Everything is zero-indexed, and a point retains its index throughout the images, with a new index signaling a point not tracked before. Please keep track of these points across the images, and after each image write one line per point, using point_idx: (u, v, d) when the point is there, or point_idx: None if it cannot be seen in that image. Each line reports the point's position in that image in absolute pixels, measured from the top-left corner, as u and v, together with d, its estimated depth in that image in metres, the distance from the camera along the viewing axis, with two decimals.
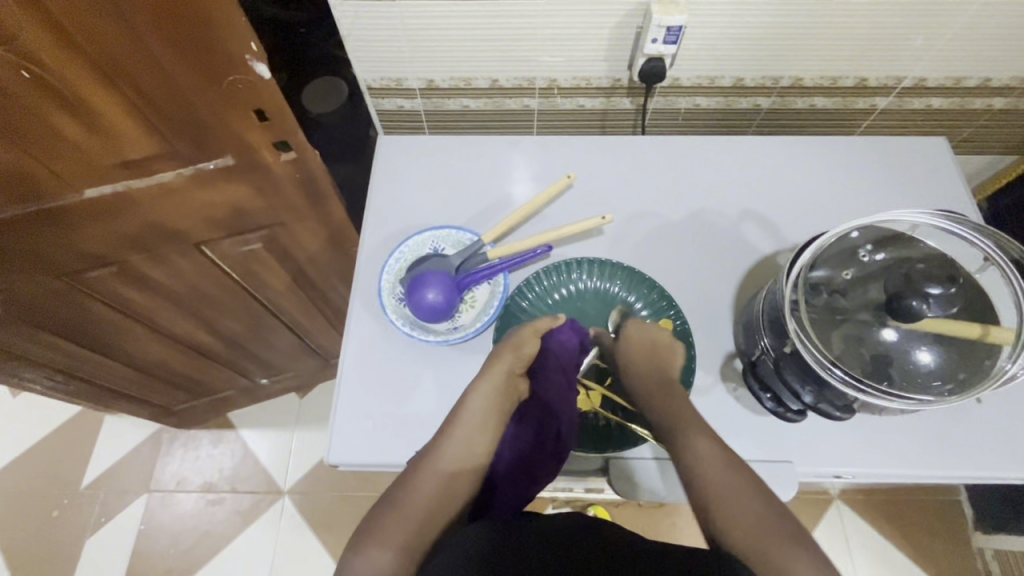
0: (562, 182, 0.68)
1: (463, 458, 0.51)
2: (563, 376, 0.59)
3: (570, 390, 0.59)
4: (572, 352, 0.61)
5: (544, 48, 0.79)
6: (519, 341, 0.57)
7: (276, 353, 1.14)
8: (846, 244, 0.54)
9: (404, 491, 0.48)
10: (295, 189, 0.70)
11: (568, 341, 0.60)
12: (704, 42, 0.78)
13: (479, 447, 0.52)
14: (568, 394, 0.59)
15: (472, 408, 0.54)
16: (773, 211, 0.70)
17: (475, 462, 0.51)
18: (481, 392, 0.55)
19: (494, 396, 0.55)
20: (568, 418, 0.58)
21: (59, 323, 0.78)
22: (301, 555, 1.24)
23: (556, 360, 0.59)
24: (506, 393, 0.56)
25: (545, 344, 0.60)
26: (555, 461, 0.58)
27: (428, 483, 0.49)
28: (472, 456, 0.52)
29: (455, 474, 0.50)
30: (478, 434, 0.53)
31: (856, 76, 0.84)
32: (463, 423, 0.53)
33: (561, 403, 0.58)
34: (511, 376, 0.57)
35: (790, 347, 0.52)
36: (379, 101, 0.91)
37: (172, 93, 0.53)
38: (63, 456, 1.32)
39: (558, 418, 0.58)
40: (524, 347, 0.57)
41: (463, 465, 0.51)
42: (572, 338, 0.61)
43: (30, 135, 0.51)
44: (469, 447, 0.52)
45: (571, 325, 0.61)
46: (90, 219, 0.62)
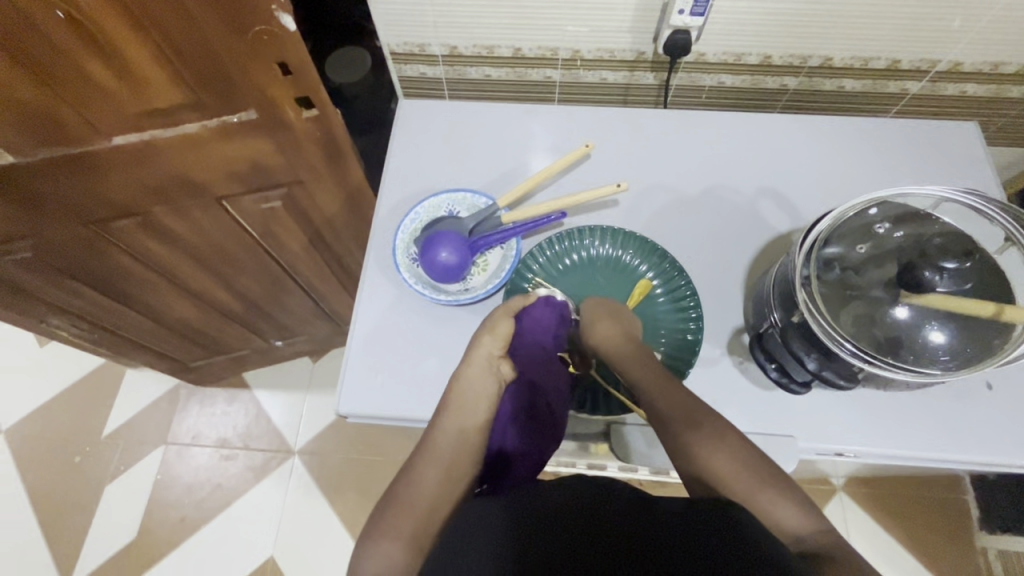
0: (579, 151, 0.68)
1: (459, 442, 0.53)
2: (542, 352, 0.60)
3: (552, 361, 0.61)
4: (550, 325, 0.61)
5: (568, 16, 0.79)
6: (493, 325, 0.59)
7: (292, 315, 1.17)
8: (862, 220, 0.53)
9: (407, 487, 0.50)
10: (315, 147, 0.71)
11: (541, 316, 0.60)
12: (732, 15, 0.76)
13: (474, 431, 0.54)
14: (548, 364, 0.61)
15: (460, 394, 0.56)
16: (793, 190, 0.69)
17: (471, 445, 0.53)
18: (468, 377, 0.56)
19: (481, 381, 0.56)
20: (553, 386, 0.60)
21: (85, 270, 0.81)
22: (309, 513, 1.27)
23: (534, 337, 0.60)
24: (490, 376, 0.57)
25: (518, 323, 0.60)
26: (555, 422, 0.59)
27: (430, 472, 0.51)
28: (467, 439, 0.54)
29: (456, 456, 0.53)
30: (470, 418, 0.55)
31: (888, 58, 0.82)
32: (454, 409, 0.55)
33: (544, 373, 0.60)
34: (493, 358, 0.58)
35: (798, 317, 0.51)
36: (401, 67, 0.91)
37: (198, 41, 0.53)
38: (86, 405, 1.38)
39: (544, 390, 0.60)
40: (500, 328, 0.59)
41: (461, 446, 0.53)
42: (546, 313, 0.61)
43: (61, 76, 0.53)
44: (464, 430, 0.54)
45: (546, 299, 0.61)
46: (117, 166, 0.64)
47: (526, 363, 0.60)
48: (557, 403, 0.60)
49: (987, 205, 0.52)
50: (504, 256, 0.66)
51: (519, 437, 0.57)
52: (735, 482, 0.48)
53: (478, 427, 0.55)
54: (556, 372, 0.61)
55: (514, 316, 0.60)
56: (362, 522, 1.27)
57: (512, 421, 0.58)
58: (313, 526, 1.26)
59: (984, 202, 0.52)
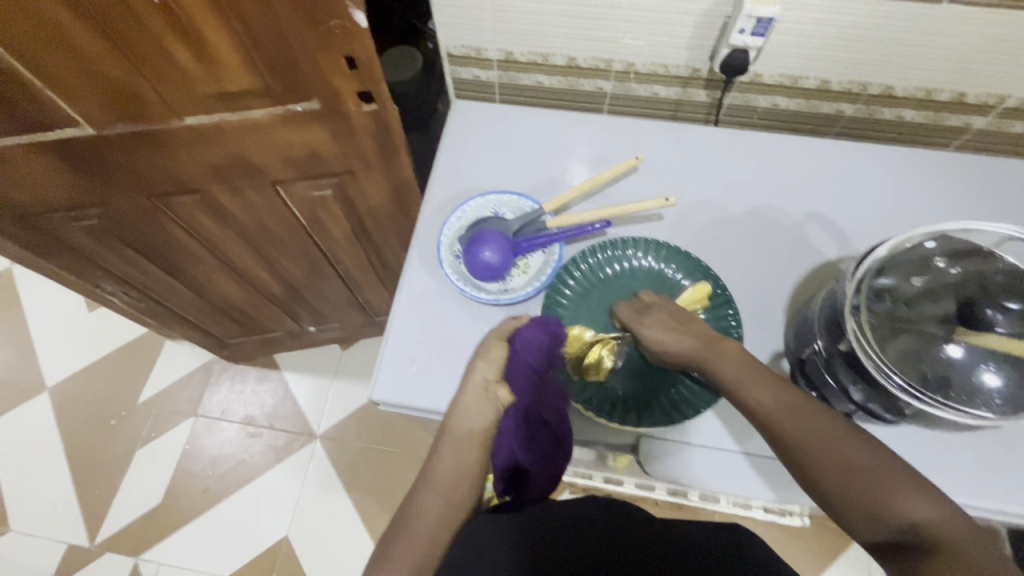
0: (629, 162, 0.68)
1: (456, 470, 0.55)
2: (532, 376, 0.57)
3: (546, 383, 0.57)
4: (541, 347, 0.57)
5: (627, 29, 0.79)
6: (485, 350, 0.59)
7: (327, 302, 1.20)
8: (919, 252, 0.52)
9: (409, 516, 0.53)
10: (370, 140, 0.73)
11: (531, 338, 0.57)
12: (794, 38, 0.75)
13: (470, 459, 0.56)
14: (545, 387, 0.57)
15: (455, 424, 0.56)
16: (846, 218, 0.68)
17: (469, 474, 0.55)
18: (463, 406, 0.57)
19: (475, 409, 0.57)
20: (552, 408, 0.57)
21: (142, 241, 0.85)
22: (325, 496, 1.30)
23: (523, 361, 0.57)
24: (485, 404, 0.57)
25: (512, 347, 0.58)
26: (564, 439, 0.59)
27: (428, 504, 0.53)
28: (464, 467, 0.55)
29: (454, 482, 0.55)
30: (466, 445, 0.56)
31: (953, 91, 0.80)
32: (451, 435, 0.56)
33: (539, 398, 0.57)
34: (488, 384, 0.58)
35: (845, 345, 0.50)
36: (457, 69, 0.93)
37: (275, 34, 0.56)
38: (126, 370, 1.44)
39: (541, 412, 0.57)
40: (491, 353, 0.58)
41: (459, 474, 0.55)
42: (538, 334, 0.57)
43: (145, 56, 0.56)
44: (460, 458, 0.55)
45: (537, 321, 0.58)
46: (185, 143, 0.67)
47: (518, 388, 0.57)
48: (557, 421, 0.58)
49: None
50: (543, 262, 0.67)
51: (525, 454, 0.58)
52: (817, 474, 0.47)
53: (475, 456, 0.56)
54: (553, 395, 0.57)
55: (507, 339, 0.59)
56: (376, 511, 1.29)
57: (515, 439, 0.58)
58: (329, 511, 1.29)
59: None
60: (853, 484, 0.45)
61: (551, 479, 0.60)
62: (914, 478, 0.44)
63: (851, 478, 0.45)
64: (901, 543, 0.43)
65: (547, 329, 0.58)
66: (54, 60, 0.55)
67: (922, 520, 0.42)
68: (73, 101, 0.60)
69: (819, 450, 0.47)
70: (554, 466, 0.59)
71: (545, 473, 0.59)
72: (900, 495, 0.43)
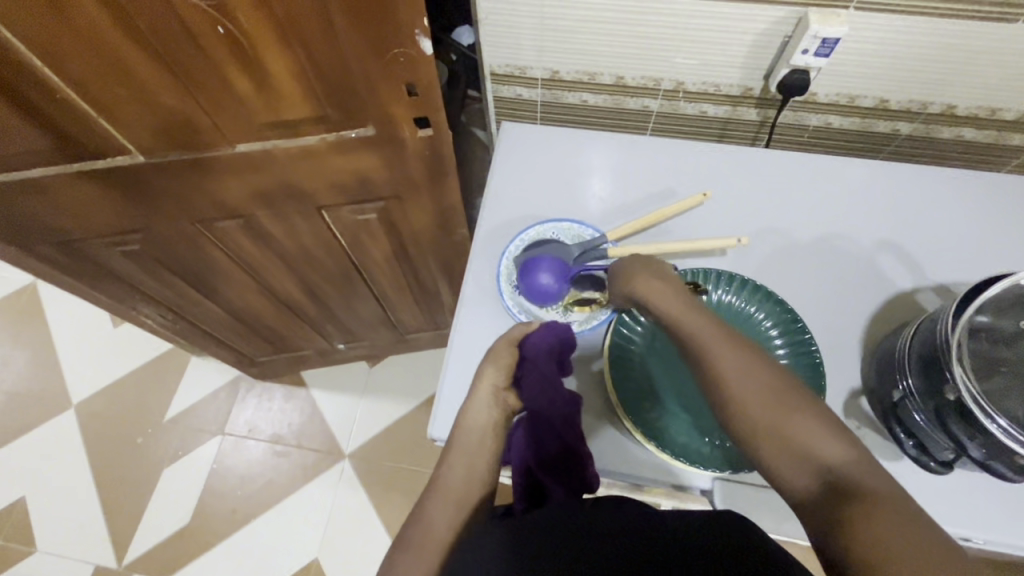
0: (694, 199, 0.66)
1: (466, 475, 0.54)
2: (541, 380, 0.57)
3: (555, 389, 0.58)
4: (549, 351, 0.58)
5: (680, 49, 0.77)
6: (494, 355, 0.59)
7: (359, 321, 1.18)
8: (1015, 290, 0.50)
9: (419, 522, 0.50)
10: (420, 165, 0.71)
11: (542, 343, 0.58)
12: (856, 58, 0.73)
13: (481, 465, 0.55)
14: (548, 391, 0.58)
15: (466, 430, 0.56)
16: (916, 246, 0.65)
17: (479, 478, 0.54)
18: (474, 412, 0.57)
19: (486, 414, 0.57)
20: (561, 412, 0.57)
21: (180, 264, 0.84)
22: (353, 516, 1.28)
23: (534, 367, 0.58)
24: (495, 406, 0.58)
25: (520, 352, 0.59)
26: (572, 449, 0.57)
27: (438, 510, 0.51)
28: (475, 473, 0.54)
29: (466, 485, 0.53)
30: (476, 447, 0.55)
31: (1018, 109, 0.77)
32: (461, 439, 0.56)
33: (546, 402, 0.57)
34: (499, 389, 0.58)
35: (952, 395, 0.47)
36: (499, 87, 0.91)
37: (339, 61, 0.54)
38: (152, 387, 1.43)
39: (549, 417, 0.58)
40: (501, 359, 0.59)
41: (470, 479, 0.54)
42: (544, 339, 0.58)
43: (204, 85, 0.54)
44: (471, 463, 0.55)
45: (546, 326, 0.60)
46: (235, 170, 0.66)
47: (528, 394, 0.58)
48: (566, 429, 0.57)
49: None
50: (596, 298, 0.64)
51: (534, 461, 0.58)
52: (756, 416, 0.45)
53: (486, 459, 0.55)
54: (559, 398, 0.58)
55: (518, 344, 0.60)
56: None
57: (525, 448, 0.60)
58: (358, 532, 1.26)
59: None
60: (772, 424, 0.44)
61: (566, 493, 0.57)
62: (833, 421, 0.44)
63: (774, 417, 0.44)
64: (824, 489, 0.41)
65: (553, 334, 0.59)
66: (112, 88, 0.53)
67: (834, 457, 0.42)
68: (126, 129, 0.58)
69: (745, 388, 0.46)
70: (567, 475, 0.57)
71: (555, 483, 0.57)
72: (818, 433, 0.43)
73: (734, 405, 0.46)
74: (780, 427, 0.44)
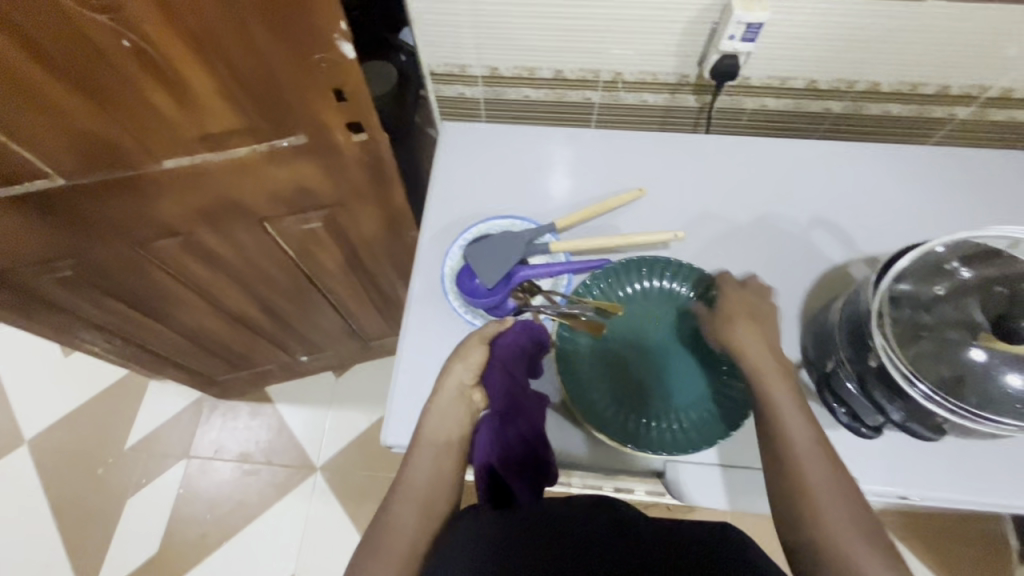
0: (633, 194, 0.68)
1: (431, 478, 0.54)
2: (510, 378, 0.57)
3: (522, 389, 0.58)
4: (520, 351, 0.58)
5: (614, 40, 0.78)
6: (464, 353, 0.58)
7: (320, 332, 1.16)
8: (933, 258, 0.52)
9: (386, 524, 0.52)
10: (361, 170, 0.69)
11: (509, 342, 0.58)
12: (782, 41, 0.75)
13: (446, 466, 0.55)
14: (517, 389, 0.58)
15: (430, 431, 0.56)
16: (848, 221, 0.68)
17: (445, 480, 0.55)
18: (439, 412, 0.56)
19: (451, 415, 0.57)
20: (528, 412, 0.57)
21: (122, 289, 0.80)
22: (329, 530, 1.26)
23: (503, 366, 0.57)
24: (461, 408, 0.57)
25: (491, 351, 0.58)
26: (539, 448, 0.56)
27: (405, 512, 0.53)
28: (439, 475, 0.55)
29: (430, 490, 0.54)
30: (442, 451, 0.56)
31: (937, 83, 0.81)
32: (425, 441, 0.56)
33: (514, 399, 0.57)
34: (465, 387, 0.58)
35: (875, 361, 0.50)
36: (440, 87, 0.90)
37: (259, 69, 0.53)
38: (110, 416, 1.38)
39: (517, 418, 0.57)
40: (471, 357, 0.58)
41: (435, 483, 0.54)
42: (517, 339, 0.58)
43: (119, 103, 0.52)
44: (436, 466, 0.55)
45: (522, 326, 0.59)
46: (166, 189, 0.63)
47: (494, 393, 0.57)
48: (535, 428, 0.57)
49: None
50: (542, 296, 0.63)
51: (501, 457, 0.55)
52: (826, 526, 0.46)
53: (452, 460, 0.56)
54: (526, 399, 0.58)
55: (489, 344, 0.59)
56: None
57: (491, 447, 0.56)
58: (335, 545, 1.25)
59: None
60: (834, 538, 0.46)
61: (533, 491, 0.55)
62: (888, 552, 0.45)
63: (845, 536, 0.46)
64: None
65: (525, 334, 0.59)
66: (19, 111, 0.50)
67: None
68: (41, 152, 0.55)
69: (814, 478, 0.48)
70: (535, 475, 0.55)
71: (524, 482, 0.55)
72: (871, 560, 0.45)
73: (813, 511, 0.47)
74: (838, 540, 0.46)
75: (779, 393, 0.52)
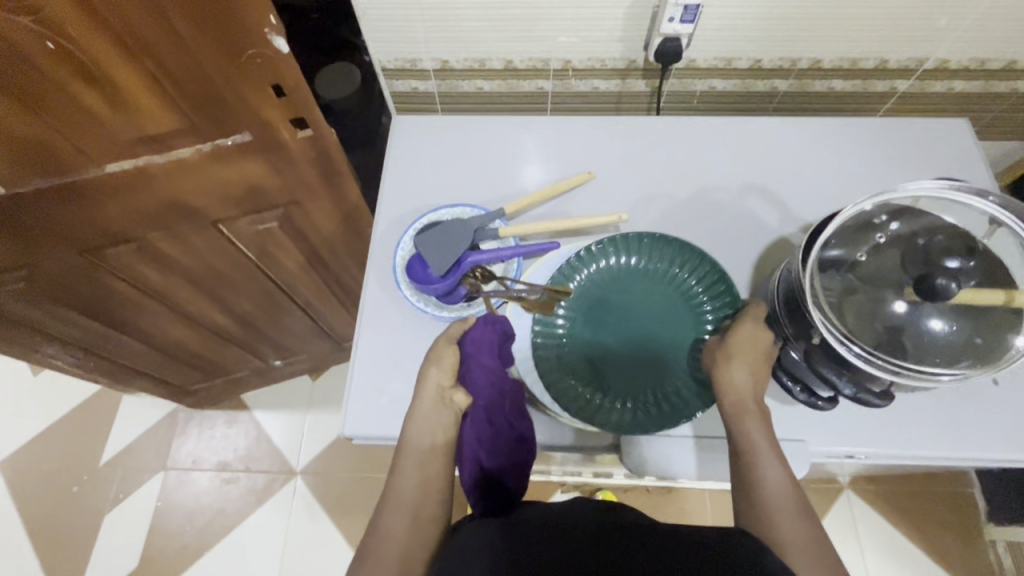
0: (583, 176, 0.69)
1: (421, 484, 0.53)
2: (491, 374, 0.57)
3: (503, 382, 0.58)
4: (493, 346, 0.58)
5: (559, 28, 0.79)
6: (436, 356, 0.58)
7: (290, 335, 1.16)
8: (858, 220, 0.55)
9: (377, 536, 0.51)
10: (310, 165, 0.70)
11: (482, 338, 0.58)
12: (722, 22, 0.76)
13: (434, 470, 0.54)
14: (499, 383, 0.57)
15: (414, 436, 0.55)
16: (791, 194, 0.69)
17: (434, 485, 0.53)
18: (421, 415, 0.55)
19: (433, 416, 0.55)
20: (511, 406, 0.57)
21: (79, 300, 0.80)
22: (312, 534, 1.26)
23: (481, 363, 0.57)
24: (442, 411, 0.56)
25: (463, 350, 0.58)
26: (524, 439, 0.56)
27: (395, 522, 0.51)
28: (428, 479, 0.53)
29: (419, 496, 0.53)
30: (428, 457, 0.54)
31: (877, 58, 0.83)
32: (411, 447, 0.54)
33: (498, 395, 0.57)
34: (443, 390, 0.57)
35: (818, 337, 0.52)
36: (393, 82, 0.91)
37: (193, 67, 0.53)
38: (83, 433, 1.36)
39: (504, 413, 0.56)
40: (444, 359, 0.57)
41: (423, 488, 0.53)
42: (487, 332, 0.58)
43: (52, 106, 0.52)
44: (423, 470, 0.54)
45: (484, 320, 0.59)
46: (111, 194, 0.63)
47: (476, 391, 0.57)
48: (520, 422, 0.57)
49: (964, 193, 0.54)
50: (495, 282, 0.63)
51: (488, 455, 0.55)
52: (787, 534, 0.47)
53: (439, 464, 0.54)
54: (510, 389, 0.58)
55: (457, 342, 0.59)
56: None
57: (479, 445, 0.55)
58: (318, 548, 1.24)
59: (960, 190, 0.54)
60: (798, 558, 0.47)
61: (522, 483, 0.55)
62: None
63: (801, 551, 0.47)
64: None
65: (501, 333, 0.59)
66: None
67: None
68: None
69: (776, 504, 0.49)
70: (523, 468, 0.55)
71: (514, 472, 0.55)
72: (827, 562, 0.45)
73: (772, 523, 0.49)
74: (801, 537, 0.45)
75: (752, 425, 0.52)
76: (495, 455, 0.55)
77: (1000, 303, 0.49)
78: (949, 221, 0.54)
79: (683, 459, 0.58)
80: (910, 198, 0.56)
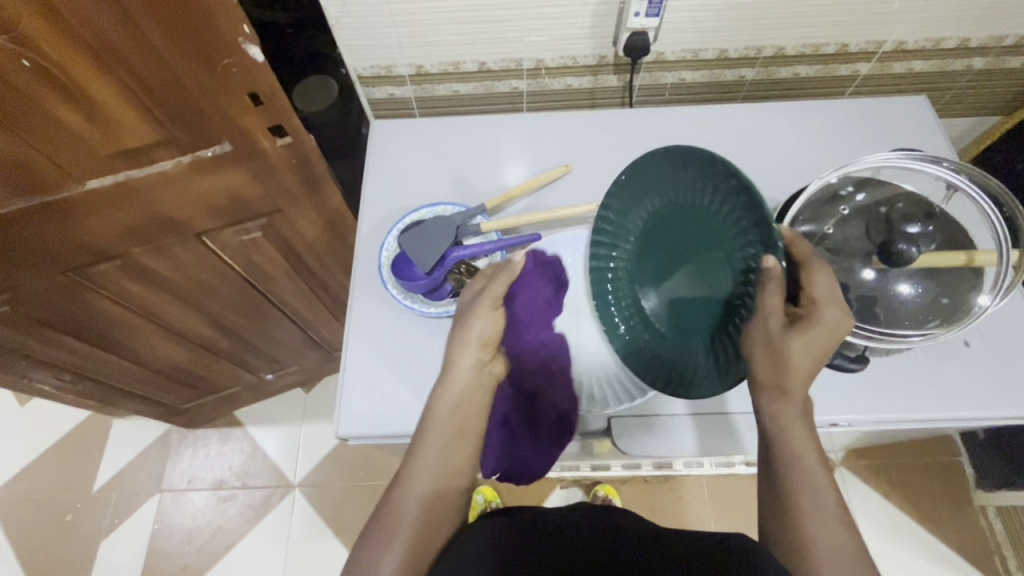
0: (560, 171, 0.70)
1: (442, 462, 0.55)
2: (532, 340, 0.60)
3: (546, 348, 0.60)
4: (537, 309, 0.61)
5: (529, 28, 0.80)
6: (483, 318, 0.58)
7: (281, 347, 1.16)
8: (825, 194, 0.57)
9: (389, 512, 0.53)
10: (291, 172, 0.71)
11: (529, 300, 0.61)
12: (686, 14, 0.79)
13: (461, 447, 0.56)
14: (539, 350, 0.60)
15: (444, 409, 0.56)
16: (764, 176, 0.71)
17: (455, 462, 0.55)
18: (455, 385, 0.57)
19: (467, 386, 0.57)
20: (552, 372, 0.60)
21: (64, 320, 0.79)
22: (313, 546, 1.25)
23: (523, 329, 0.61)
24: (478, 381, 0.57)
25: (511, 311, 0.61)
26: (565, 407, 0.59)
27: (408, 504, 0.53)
28: (451, 457, 0.55)
29: (438, 481, 0.54)
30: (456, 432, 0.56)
31: (837, 43, 0.85)
32: (438, 422, 0.56)
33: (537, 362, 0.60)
34: (482, 361, 0.58)
35: None
36: (370, 89, 0.92)
37: (169, 79, 0.54)
38: (74, 460, 1.34)
39: (545, 385, 0.59)
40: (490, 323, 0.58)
41: (444, 467, 0.55)
42: (537, 293, 0.61)
43: (30, 125, 0.52)
44: (450, 449, 0.55)
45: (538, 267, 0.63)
46: (93, 210, 0.63)
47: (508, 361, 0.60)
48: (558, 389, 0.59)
49: (923, 162, 0.56)
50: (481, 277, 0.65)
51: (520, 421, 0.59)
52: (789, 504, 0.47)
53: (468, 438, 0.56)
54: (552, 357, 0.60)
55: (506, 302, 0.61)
56: None
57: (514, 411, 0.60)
58: (320, 560, 1.24)
59: (918, 159, 0.56)
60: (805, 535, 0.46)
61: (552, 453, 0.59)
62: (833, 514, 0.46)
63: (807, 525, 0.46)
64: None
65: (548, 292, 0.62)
66: None
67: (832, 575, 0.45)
68: None
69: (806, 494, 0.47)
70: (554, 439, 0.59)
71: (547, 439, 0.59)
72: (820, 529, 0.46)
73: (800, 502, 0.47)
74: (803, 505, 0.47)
75: (789, 407, 0.49)
76: (527, 420, 0.60)
77: (963, 263, 0.52)
78: (909, 189, 0.57)
79: (675, 436, 0.59)
80: (871, 169, 0.58)
